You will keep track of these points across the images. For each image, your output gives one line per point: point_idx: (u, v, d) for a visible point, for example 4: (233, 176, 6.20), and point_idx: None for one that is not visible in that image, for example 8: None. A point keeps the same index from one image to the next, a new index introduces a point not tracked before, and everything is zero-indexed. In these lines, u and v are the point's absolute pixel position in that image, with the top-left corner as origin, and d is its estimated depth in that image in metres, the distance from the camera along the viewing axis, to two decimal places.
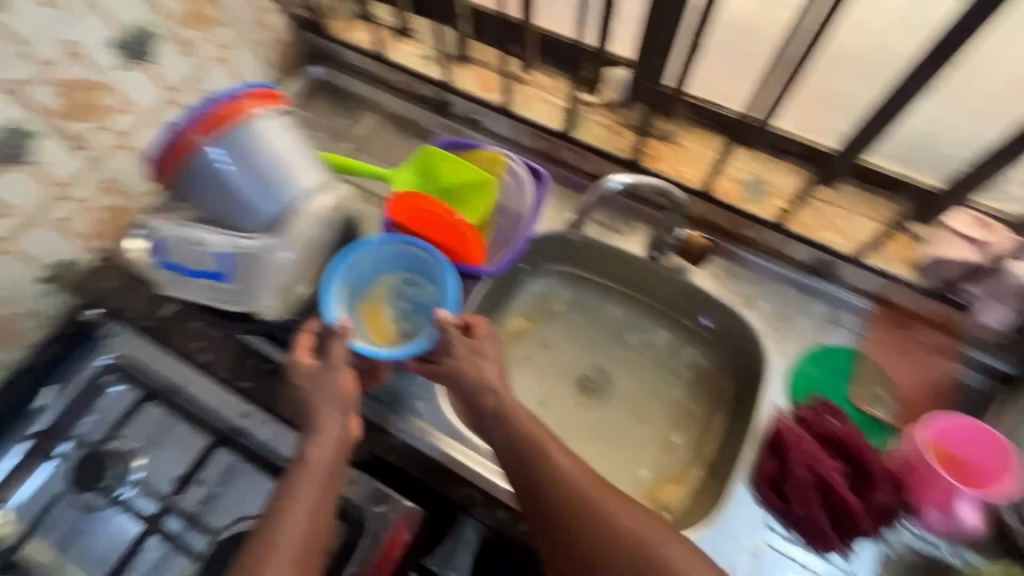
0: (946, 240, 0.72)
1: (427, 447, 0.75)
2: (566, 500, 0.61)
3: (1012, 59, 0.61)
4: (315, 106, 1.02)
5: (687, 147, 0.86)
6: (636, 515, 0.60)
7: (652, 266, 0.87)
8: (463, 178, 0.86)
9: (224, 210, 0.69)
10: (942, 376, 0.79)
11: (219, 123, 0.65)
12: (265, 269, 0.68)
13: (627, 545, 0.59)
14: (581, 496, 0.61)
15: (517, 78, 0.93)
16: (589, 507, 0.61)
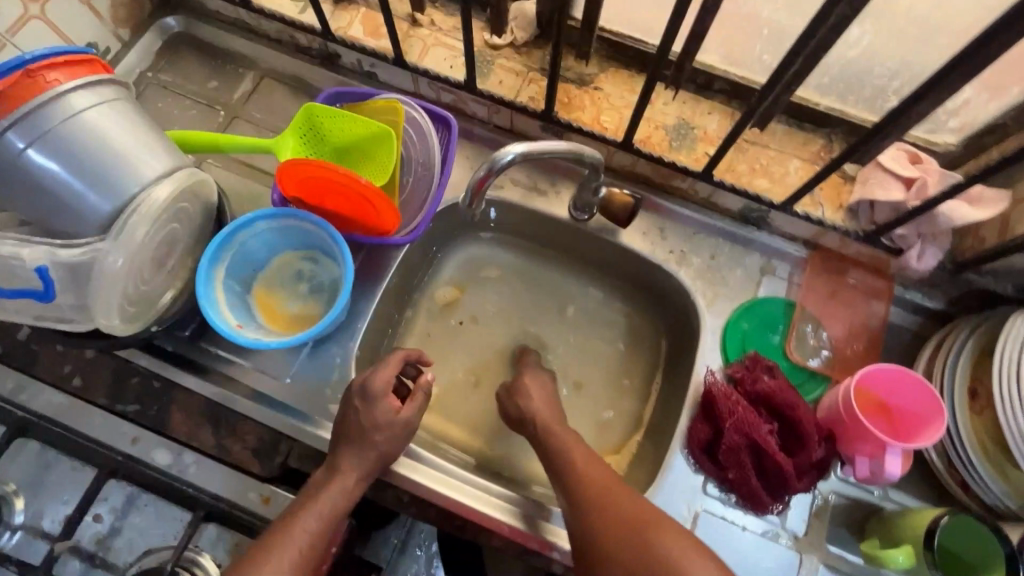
0: (881, 181, 0.68)
1: None
2: (577, 482, 0.60)
3: None
4: (178, 67, 0.87)
5: (606, 92, 0.76)
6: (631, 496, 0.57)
7: (579, 226, 0.80)
8: (357, 133, 0.69)
9: (36, 211, 0.55)
10: (874, 320, 0.75)
11: (10, 102, 0.51)
12: (102, 285, 0.55)
13: (620, 524, 0.54)
14: (583, 476, 0.60)
15: (410, 19, 0.80)
16: (596, 489, 0.58)
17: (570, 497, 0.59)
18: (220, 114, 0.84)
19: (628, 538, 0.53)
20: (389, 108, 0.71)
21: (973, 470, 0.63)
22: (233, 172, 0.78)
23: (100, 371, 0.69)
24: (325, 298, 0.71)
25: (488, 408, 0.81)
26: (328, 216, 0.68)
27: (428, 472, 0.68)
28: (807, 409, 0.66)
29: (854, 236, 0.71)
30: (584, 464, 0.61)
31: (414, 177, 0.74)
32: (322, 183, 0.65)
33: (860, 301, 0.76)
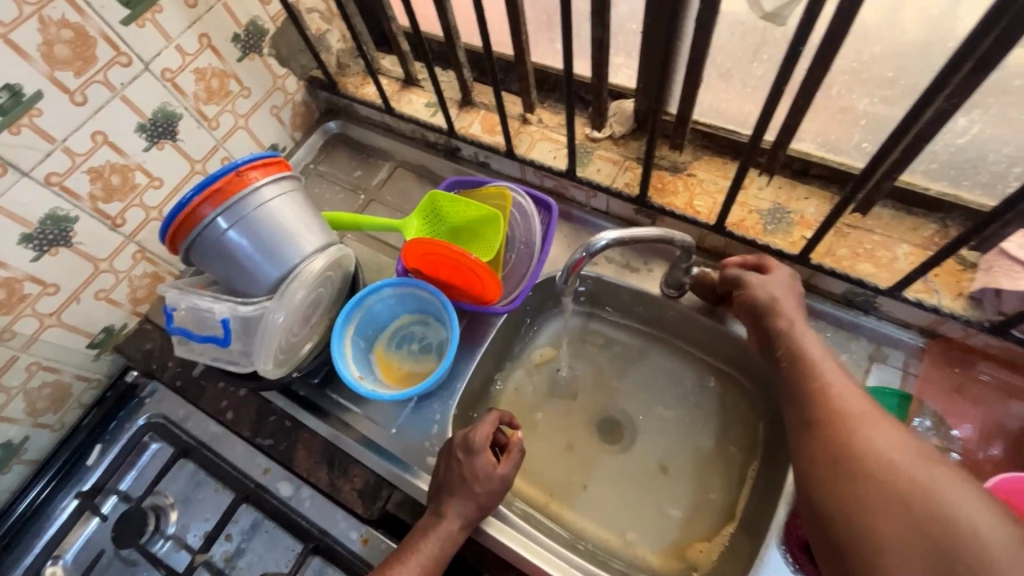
0: (1005, 270, 0.63)
1: None
2: (826, 399, 0.58)
3: None
4: (332, 160, 1.07)
5: (700, 178, 0.81)
6: (897, 447, 0.52)
7: (670, 303, 0.82)
8: (469, 216, 0.80)
9: (227, 276, 0.71)
10: (1009, 420, 0.68)
11: (223, 196, 0.67)
12: (265, 336, 0.68)
13: (887, 465, 0.51)
14: (840, 415, 0.56)
15: (521, 118, 0.91)
16: (847, 411, 0.56)
17: (821, 433, 0.56)
18: (361, 197, 1.01)
19: (896, 481, 0.49)
20: (498, 193, 0.81)
21: None
22: (368, 246, 0.92)
23: (247, 407, 0.82)
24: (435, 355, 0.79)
25: (574, 477, 0.83)
26: (440, 286, 0.78)
27: (515, 536, 0.70)
28: None
29: (979, 326, 0.66)
30: (837, 395, 0.58)
31: (516, 252, 0.82)
32: (440, 260, 0.75)
33: (993, 400, 0.69)
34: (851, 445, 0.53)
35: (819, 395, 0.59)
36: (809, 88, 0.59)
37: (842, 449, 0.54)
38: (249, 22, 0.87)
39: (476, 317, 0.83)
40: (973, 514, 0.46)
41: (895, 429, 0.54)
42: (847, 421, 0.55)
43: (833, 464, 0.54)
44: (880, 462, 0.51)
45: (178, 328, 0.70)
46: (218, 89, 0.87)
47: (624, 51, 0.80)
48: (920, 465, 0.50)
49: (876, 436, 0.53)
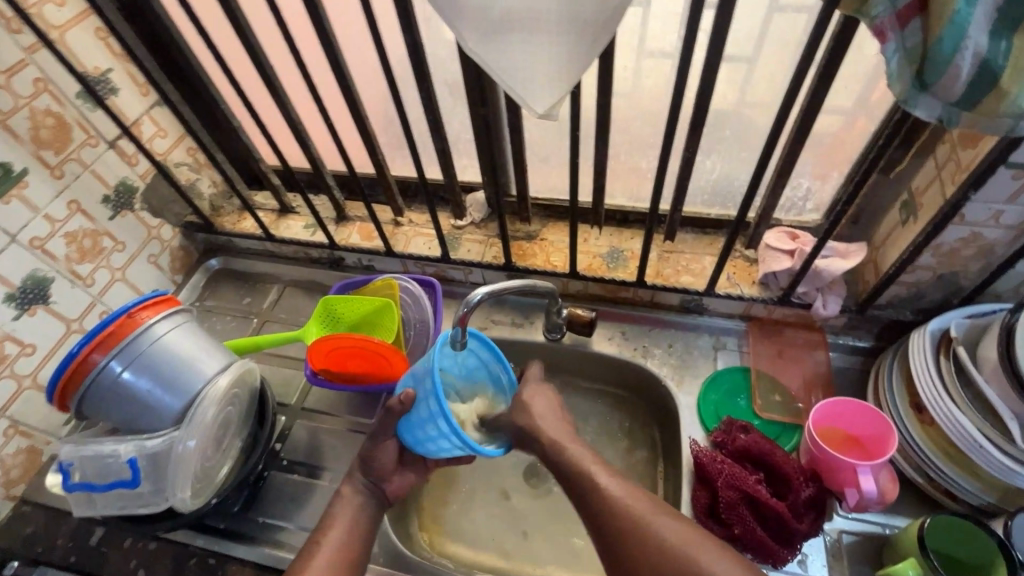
0: (772, 257, 0.85)
1: None
2: (608, 508, 0.62)
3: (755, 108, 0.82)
4: (217, 293, 1.10)
5: (551, 241, 0.98)
6: (675, 531, 0.59)
7: (557, 346, 0.94)
8: (362, 310, 0.89)
9: (127, 418, 0.71)
10: (821, 367, 0.88)
11: (115, 339, 0.69)
12: (175, 467, 0.68)
13: (673, 557, 0.57)
14: (625, 508, 0.61)
15: (393, 223, 1.05)
16: (633, 513, 0.61)
17: (615, 539, 0.60)
18: (254, 321, 1.05)
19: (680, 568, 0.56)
20: (387, 285, 0.91)
21: (947, 475, 0.70)
22: (272, 364, 0.96)
23: (160, 560, 0.77)
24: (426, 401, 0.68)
25: (512, 528, 0.87)
26: (356, 377, 0.86)
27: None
28: (782, 453, 0.75)
29: (772, 302, 0.87)
30: (623, 497, 0.62)
31: (413, 335, 0.91)
32: (351, 351, 0.84)
33: (805, 355, 0.89)
34: (633, 538, 0.59)
35: (612, 497, 0.62)
36: (598, 156, 0.81)
37: (637, 550, 0.58)
38: (118, 183, 0.93)
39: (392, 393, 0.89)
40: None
41: (673, 517, 0.61)
42: (627, 514, 0.61)
43: (612, 544, 0.60)
44: (653, 552, 0.58)
45: (78, 484, 0.68)
46: (89, 248, 0.89)
47: (467, 155, 0.98)
48: (694, 548, 0.57)
49: (654, 532, 0.59)
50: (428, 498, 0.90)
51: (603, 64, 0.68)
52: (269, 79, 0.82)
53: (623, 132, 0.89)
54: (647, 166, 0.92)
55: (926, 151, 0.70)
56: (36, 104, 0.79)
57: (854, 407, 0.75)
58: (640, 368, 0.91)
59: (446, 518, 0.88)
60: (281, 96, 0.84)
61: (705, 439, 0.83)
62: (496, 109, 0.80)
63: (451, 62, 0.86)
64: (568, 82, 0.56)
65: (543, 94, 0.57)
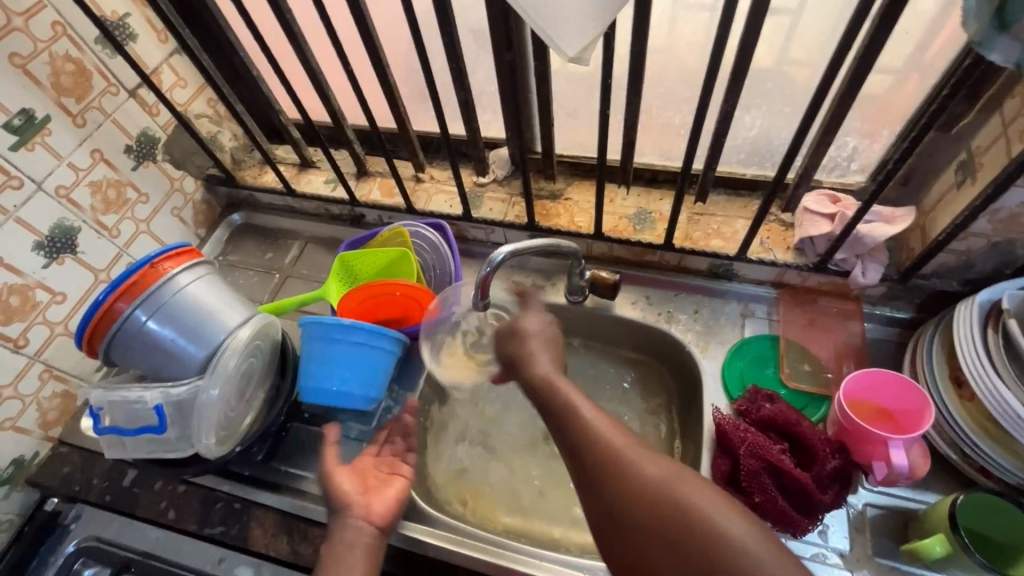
0: (810, 221, 0.81)
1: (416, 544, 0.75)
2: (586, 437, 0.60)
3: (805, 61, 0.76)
4: (239, 248, 1.10)
5: (576, 200, 0.95)
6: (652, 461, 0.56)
7: (579, 309, 0.92)
8: (381, 261, 0.88)
9: (152, 366, 0.72)
10: (855, 337, 0.84)
11: (139, 289, 0.70)
12: (200, 415, 0.69)
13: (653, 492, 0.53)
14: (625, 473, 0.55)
15: (414, 179, 1.02)
16: (609, 443, 0.58)
17: (590, 466, 0.58)
18: (276, 277, 1.06)
19: (658, 503, 0.52)
20: (395, 234, 0.90)
21: (983, 453, 0.67)
22: (295, 319, 0.96)
23: (189, 502, 0.79)
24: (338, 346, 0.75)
25: (530, 487, 0.88)
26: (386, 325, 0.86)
27: (469, 542, 0.75)
28: (809, 425, 0.73)
29: (806, 269, 0.83)
30: (599, 431, 0.60)
31: (434, 277, 0.91)
32: (379, 299, 0.84)
33: (837, 325, 0.85)
34: (607, 471, 0.56)
35: (591, 429, 0.60)
36: (630, 109, 0.76)
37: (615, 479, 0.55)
38: (139, 133, 0.92)
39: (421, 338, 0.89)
40: (719, 519, 0.49)
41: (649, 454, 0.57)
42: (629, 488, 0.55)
43: (587, 473, 0.58)
44: (629, 484, 0.54)
45: (108, 429, 0.69)
46: (114, 198, 0.89)
47: (490, 108, 0.94)
48: (672, 481, 0.53)
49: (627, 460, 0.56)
50: (447, 454, 0.91)
51: (640, 4, 0.63)
52: (287, 23, 0.79)
53: (656, 85, 0.84)
54: (681, 122, 0.87)
55: (995, 106, 0.63)
56: (55, 48, 0.78)
57: (888, 379, 0.71)
58: (663, 333, 0.89)
59: (463, 475, 0.89)
60: (300, 43, 0.81)
61: (728, 407, 0.81)
62: (522, 56, 0.76)
63: (476, 6, 0.81)
64: (605, 20, 0.51)
65: (576, 35, 0.52)
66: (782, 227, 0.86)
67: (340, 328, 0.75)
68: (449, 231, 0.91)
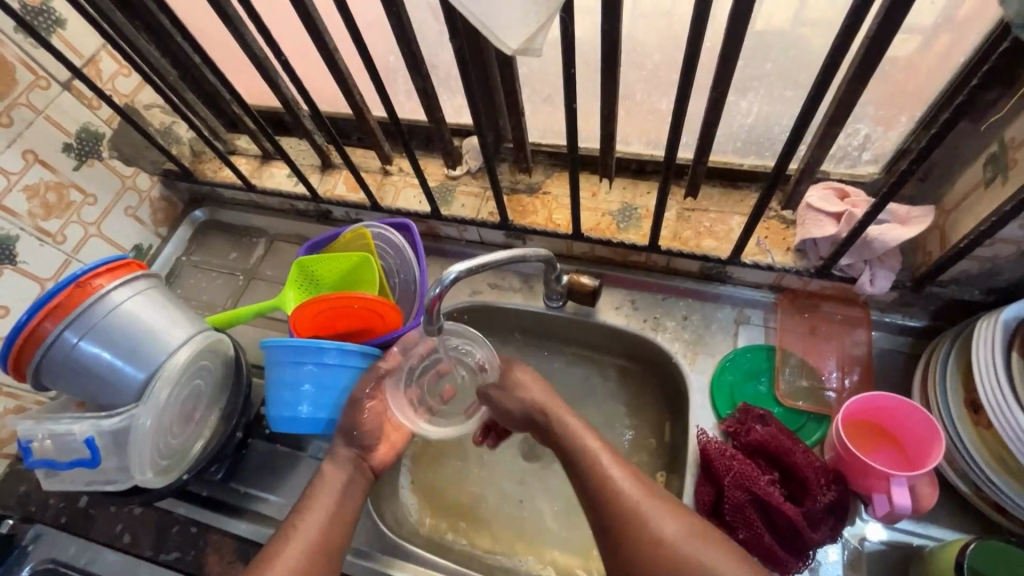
0: (813, 220, 0.71)
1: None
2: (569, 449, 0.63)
3: None
4: (203, 247, 1.04)
5: (554, 194, 0.86)
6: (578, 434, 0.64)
7: (557, 315, 0.85)
8: (341, 267, 0.81)
9: (86, 391, 0.67)
10: (861, 348, 0.76)
11: (67, 309, 0.64)
12: (139, 447, 0.65)
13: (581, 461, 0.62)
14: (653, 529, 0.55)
15: (381, 171, 0.94)
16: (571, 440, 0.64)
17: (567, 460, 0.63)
18: (241, 279, 1.00)
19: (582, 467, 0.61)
20: (358, 236, 0.83)
21: (1000, 490, 0.59)
22: (257, 327, 0.90)
23: (145, 526, 0.76)
24: (303, 367, 0.69)
25: (503, 505, 0.82)
26: (347, 337, 0.80)
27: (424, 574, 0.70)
28: (803, 452, 0.66)
29: (807, 273, 0.75)
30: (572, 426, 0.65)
31: (400, 282, 0.84)
32: (336, 311, 0.77)
33: (841, 334, 0.77)
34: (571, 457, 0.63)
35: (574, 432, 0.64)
36: (606, 94, 0.67)
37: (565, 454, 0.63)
38: (80, 129, 0.85)
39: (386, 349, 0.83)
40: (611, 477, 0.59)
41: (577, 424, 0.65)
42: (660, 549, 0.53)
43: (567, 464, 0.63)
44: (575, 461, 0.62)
45: (39, 460, 0.64)
46: (55, 202, 0.83)
47: (459, 93, 0.85)
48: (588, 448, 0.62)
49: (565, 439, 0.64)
50: (419, 470, 0.86)
51: None
52: (220, 5, 0.70)
53: (636, 66, 0.75)
54: (669, 107, 0.77)
55: None
56: None
57: (895, 403, 0.64)
58: (648, 342, 0.81)
59: (435, 492, 0.84)
60: (239, 27, 0.73)
61: (716, 427, 0.74)
62: (483, 39, 0.66)
63: None
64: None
65: (520, 22, 0.43)
66: (782, 225, 0.77)
67: (312, 350, 0.69)
68: (415, 233, 0.83)
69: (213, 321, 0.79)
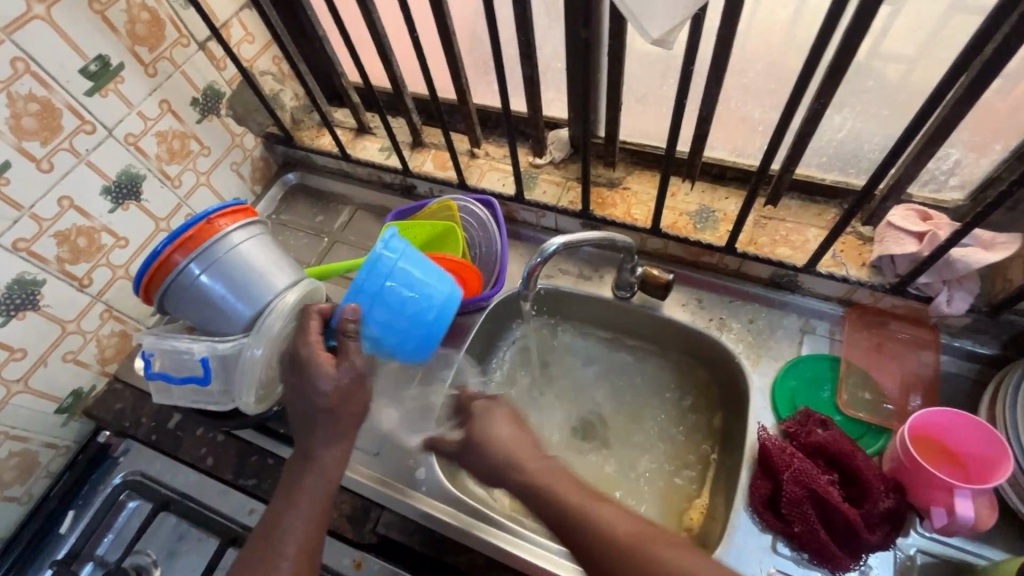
0: (894, 238, 0.74)
1: (440, 525, 0.74)
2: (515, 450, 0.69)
3: (911, 62, 0.68)
4: (291, 208, 1.12)
5: (634, 190, 0.90)
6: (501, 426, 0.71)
7: (625, 305, 0.89)
8: (429, 236, 0.87)
9: (199, 318, 0.74)
10: (925, 369, 0.77)
11: (196, 243, 0.71)
12: (244, 373, 0.72)
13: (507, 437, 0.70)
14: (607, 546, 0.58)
15: (469, 153, 1.00)
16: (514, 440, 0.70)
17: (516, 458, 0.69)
18: (324, 241, 1.07)
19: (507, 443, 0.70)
20: (446, 208, 0.88)
21: None
22: (340, 285, 0.97)
23: (227, 452, 0.83)
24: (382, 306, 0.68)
25: None
26: None
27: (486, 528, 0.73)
28: (864, 457, 0.68)
29: (881, 289, 0.76)
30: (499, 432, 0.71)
31: (479, 255, 0.89)
32: None
33: (907, 352, 0.79)
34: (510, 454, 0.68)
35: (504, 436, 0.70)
36: (709, 97, 0.70)
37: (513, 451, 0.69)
38: (206, 86, 0.93)
39: (462, 315, 0.88)
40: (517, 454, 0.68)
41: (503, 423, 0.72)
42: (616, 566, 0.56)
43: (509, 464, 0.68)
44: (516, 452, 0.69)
45: (158, 372, 0.74)
46: (175, 149, 0.91)
47: (555, 87, 0.90)
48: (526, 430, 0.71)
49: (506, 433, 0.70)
50: None
51: None
52: None
53: (738, 75, 0.77)
54: (759, 117, 0.80)
55: None
56: None
57: (962, 421, 0.65)
58: (713, 341, 0.84)
59: None
60: (367, 4, 0.79)
61: (775, 427, 0.77)
62: (597, 37, 0.71)
63: None
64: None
65: (663, 17, 0.48)
66: (860, 241, 0.80)
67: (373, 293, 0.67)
68: (498, 210, 0.88)
69: (311, 272, 0.85)
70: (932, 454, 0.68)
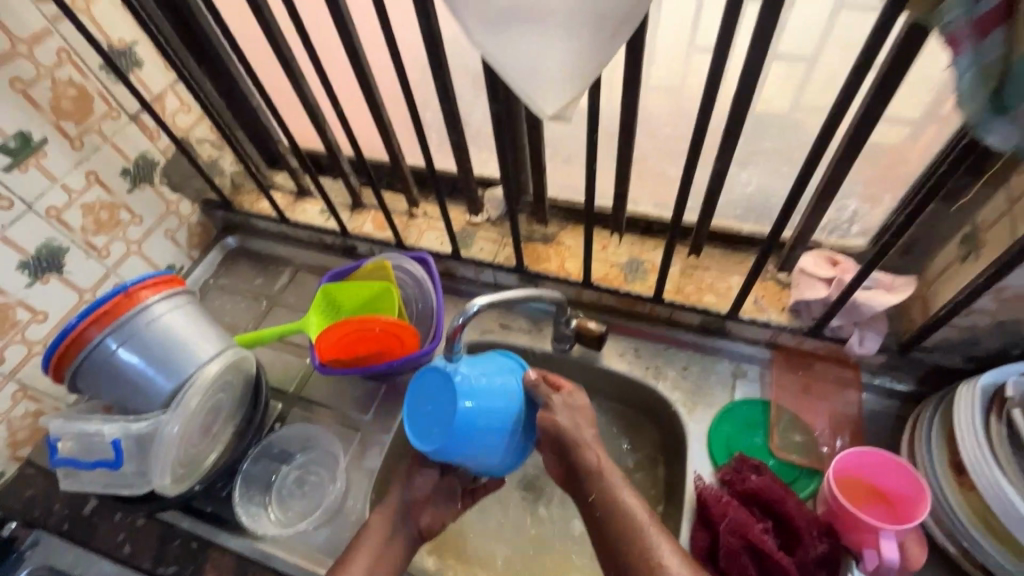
0: (806, 283, 0.78)
1: None
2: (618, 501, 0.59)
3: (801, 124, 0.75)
4: (230, 273, 1.10)
5: (568, 245, 0.93)
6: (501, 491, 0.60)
7: (564, 357, 0.89)
8: (365, 296, 0.87)
9: (115, 395, 0.71)
10: (850, 407, 0.80)
11: (112, 317, 0.69)
12: (161, 452, 0.69)
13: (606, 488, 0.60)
14: None
15: (407, 214, 1.02)
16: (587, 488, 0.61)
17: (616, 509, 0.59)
18: (264, 304, 1.05)
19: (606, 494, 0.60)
20: (380, 268, 0.88)
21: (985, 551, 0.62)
22: (275, 351, 0.94)
23: (147, 537, 0.77)
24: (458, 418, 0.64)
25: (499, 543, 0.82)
26: (365, 361, 0.84)
27: None
28: (795, 502, 0.69)
29: (801, 332, 0.80)
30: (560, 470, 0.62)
31: (416, 313, 0.89)
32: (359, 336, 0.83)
33: (833, 392, 0.81)
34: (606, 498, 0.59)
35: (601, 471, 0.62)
36: (622, 158, 0.75)
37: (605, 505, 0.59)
38: (138, 156, 0.93)
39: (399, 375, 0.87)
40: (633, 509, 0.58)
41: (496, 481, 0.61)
42: None
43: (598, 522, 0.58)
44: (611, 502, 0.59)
45: (66, 457, 0.70)
46: (103, 219, 0.89)
47: (486, 148, 0.93)
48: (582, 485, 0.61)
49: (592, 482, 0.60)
50: None
51: (630, 58, 0.61)
52: (286, 60, 0.80)
53: (652, 136, 0.82)
54: (675, 174, 0.85)
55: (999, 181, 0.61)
56: (58, 74, 0.80)
57: (882, 460, 0.67)
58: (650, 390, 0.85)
59: None
60: (297, 78, 0.82)
61: (712, 475, 0.77)
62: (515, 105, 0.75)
63: (471, 53, 0.81)
64: (582, 80, 0.51)
65: (554, 94, 0.52)
66: (779, 286, 0.83)
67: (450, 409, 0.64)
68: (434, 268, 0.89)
69: (241, 338, 0.83)
70: (860, 494, 0.69)
